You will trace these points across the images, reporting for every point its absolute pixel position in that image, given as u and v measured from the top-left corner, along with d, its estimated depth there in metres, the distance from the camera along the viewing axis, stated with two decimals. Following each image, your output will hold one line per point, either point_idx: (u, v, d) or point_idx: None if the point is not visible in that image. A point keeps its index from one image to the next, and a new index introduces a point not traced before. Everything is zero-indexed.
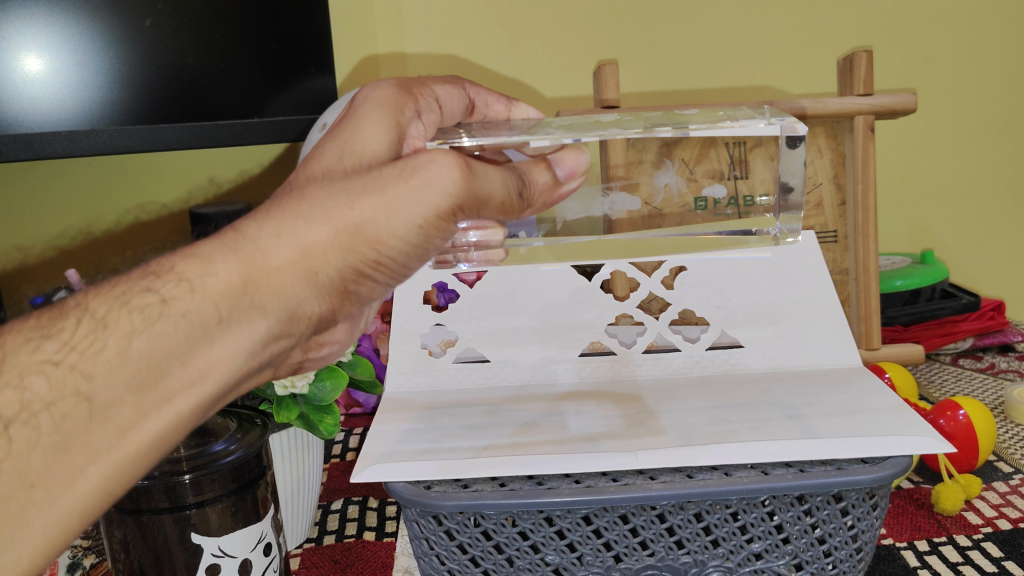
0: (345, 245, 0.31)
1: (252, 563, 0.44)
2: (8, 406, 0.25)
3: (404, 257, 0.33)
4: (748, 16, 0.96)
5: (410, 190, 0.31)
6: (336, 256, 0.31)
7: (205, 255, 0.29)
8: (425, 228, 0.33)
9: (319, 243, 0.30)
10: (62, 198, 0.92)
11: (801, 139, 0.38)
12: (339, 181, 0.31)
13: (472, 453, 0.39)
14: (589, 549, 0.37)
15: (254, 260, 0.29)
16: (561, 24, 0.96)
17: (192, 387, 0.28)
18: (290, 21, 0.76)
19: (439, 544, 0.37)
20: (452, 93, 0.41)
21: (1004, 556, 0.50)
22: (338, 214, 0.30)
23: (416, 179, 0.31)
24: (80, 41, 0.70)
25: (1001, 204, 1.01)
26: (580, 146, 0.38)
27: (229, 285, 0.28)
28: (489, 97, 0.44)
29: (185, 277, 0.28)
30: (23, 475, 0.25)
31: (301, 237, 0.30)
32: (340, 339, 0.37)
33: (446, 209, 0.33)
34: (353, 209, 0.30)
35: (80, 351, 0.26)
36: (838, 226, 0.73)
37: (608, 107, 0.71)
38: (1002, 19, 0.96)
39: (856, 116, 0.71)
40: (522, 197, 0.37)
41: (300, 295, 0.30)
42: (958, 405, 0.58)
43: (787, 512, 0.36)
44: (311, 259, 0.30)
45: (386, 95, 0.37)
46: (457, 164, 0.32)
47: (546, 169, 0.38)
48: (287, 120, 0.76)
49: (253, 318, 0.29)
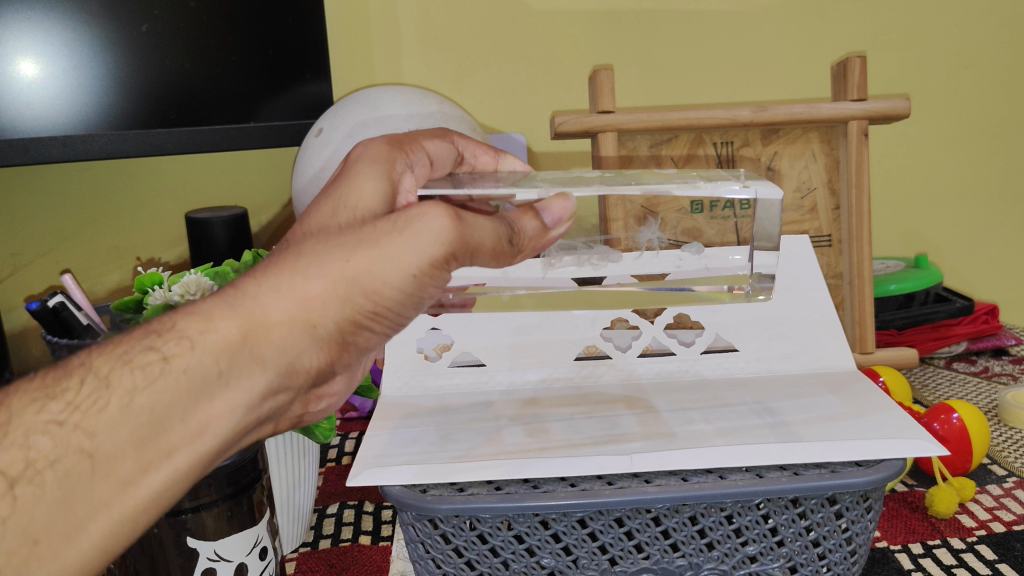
0: (342, 297, 0.32)
1: (248, 565, 0.44)
2: (14, 464, 0.26)
3: (401, 307, 0.34)
4: (742, 22, 0.96)
5: (403, 242, 0.33)
6: (334, 308, 0.32)
7: (204, 312, 0.30)
8: (418, 278, 0.33)
9: (317, 297, 0.31)
10: (58, 210, 0.91)
11: (775, 202, 0.40)
12: (335, 237, 0.33)
13: (468, 454, 0.40)
14: (585, 552, 0.36)
15: (253, 313, 0.30)
16: (557, 30, 0.96)
17: (192, 442, 0.29)
18: (286, 26, 0.77)
19: (434, 547, 0.37)
20: (439, 146, 0.42)
21: (998, 559, 0.50)
22: (335, 268, 0.32)
23: (409, 232, 0.33)
24: (76, 45, 0.69)
25: (994, 207, 1.02)
26: (565, 191, 0.38)
27: (229, 338, 0.30)
28: (478, 150, 0.46)
29: (185, 335, 0.30)
30: (28, 530, 0.26)
31: (298, 292, 0.31)
32: (340, 391, 0.39)
33: (441, 261, 0.34)
34: (348, 263, 0.32)
35: (84, 411, 0.28)
36: (832, 231, 0.74)
37: (604, 112, 0.71)
38: (994, 25, 0.97)
39: (850, 121, 0.72)
40: (512, 243, 0.37)
41: (298, 348, 0.31)
42: (951, 408, 0.59)
43: (782, 514, 0.37)
44: (309, 313, 0.31)
45: (378, 150, 0.38)
46: (448, 215, 0.33)
47: (531, 215, 0.37)
48: (284, 125, 0.78)
49: (252, 372, 0.30)
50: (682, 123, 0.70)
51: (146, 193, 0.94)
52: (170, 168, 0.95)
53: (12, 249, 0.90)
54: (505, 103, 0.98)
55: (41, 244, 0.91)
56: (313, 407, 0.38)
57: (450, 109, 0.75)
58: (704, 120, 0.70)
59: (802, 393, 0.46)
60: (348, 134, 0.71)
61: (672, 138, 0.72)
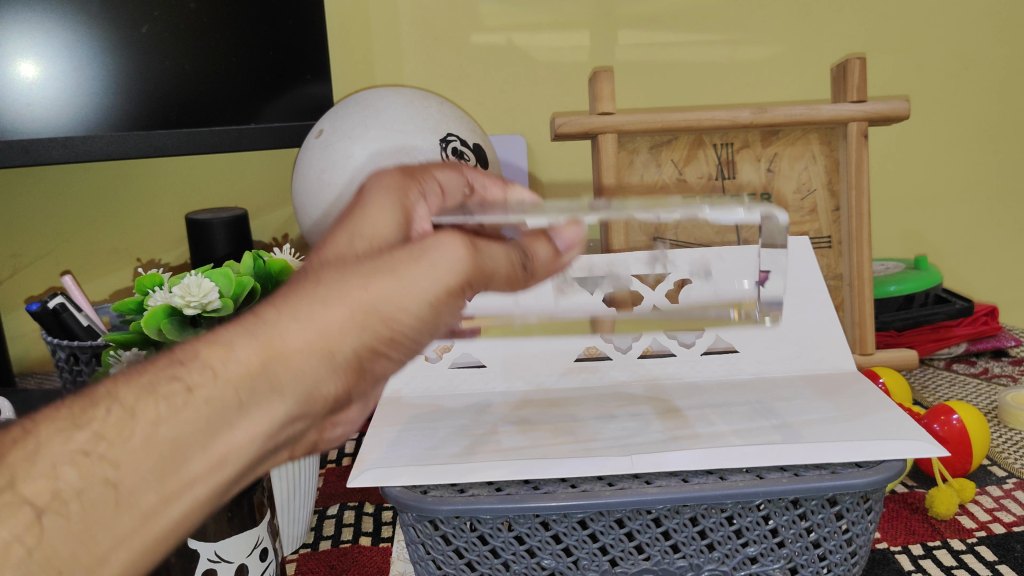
0: (363, 324, 0.29)
1: (249, 567, 0.44)
2: (40, 494, 0.24)
3: (420, 335, 0.31)
4: (741, 24, 0.97)
5: (422, 270, 0.31)
6: (355, 336, 0.29)
7: (224, 339, 0.27)
8: (436, 304, 0.32)
9: (337, 325, 0.28)
10: (58, 211, 0.91)
11: (778, 220, 0.39)
12: (354, 262, 0.31)
13: (466, 455, 0.40)
14: (585, 554, 0.36)
15: (269, 342, 0.27)
16: (557, 31, 0.96)
17: (213, 474, 0.26)
18: (286, 28, 0.77)
19: (435, 548, 0.37)
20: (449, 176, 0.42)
21: (997, 560, 0.50)
22: (355, 294, 0.29)
23: (426, 260, 0.31)
24: (76, 47, 0.70)
25: (994, 209, 1.02)
26: (578, 217, 0.38)
27: (246, 369, 0.26)
28: (486, 180, 0.44)
29: (207, 362, 0.26)
30: (51, 561, 0.24)
31: (319, 320, 0.28)
32: (352, 418, 0.35)
33: (456, 286, 0.32)
34: (368, 290, 0.29)
35: (110, 439, 0.25)
36: (832, 232, 0.74)
37: (604, 114, 0.71)
38: (993, 27, 0.97)
39: (850, 123, 0.72)
40: (525, 268, 0.38)
41: (321, 378, 0.28)
42: (951, 410, 0.59)
43: (782, 515, 0.37)
44: (330, 341, 0.28)
45: (391, 183, 0.38)
46: (465, 243, 0.33)
47: (546, 241, 0.39)
48: (283, 126, 0.78)
49: (273, 402, 0.27)
50: (682, 125, 0.70)
51: (145, 194, 0.94)
52: (169, 169, 0.95)
53: (12, 249, 0.91)
54: (505, 104, 0.98)
55: (41, 244, 0.92)
56: (326, 434, 0.35)
57: (450, 110, 0.75)
58: (704, 121, 0.70)
59: (801, 395, 0.46)
60: (347, 136, 0.71)
61: (673, 140, 0.72)
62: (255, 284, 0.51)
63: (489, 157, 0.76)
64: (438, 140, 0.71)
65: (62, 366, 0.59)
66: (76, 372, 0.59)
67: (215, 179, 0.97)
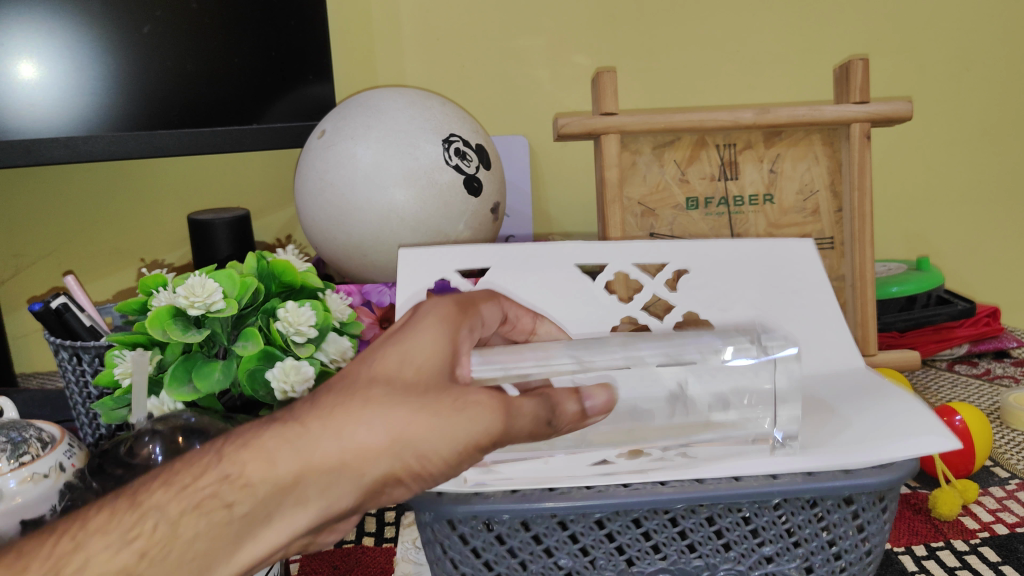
0: (393, 455, 0.29)
1: (253, 566, 0.43)
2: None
3: (444, 477, 0.31)
4: (743, 24, 0.97)
5: (459, 417, 0.31)
6: (382, 463, 0.29)
7: (266, 450, 0.29)
8: (464, 453, 0.31)
9: (369, 450, 0.29)
10: (59, 211, 0.92)
11: None
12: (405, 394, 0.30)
13: (482, 479, 0.37)
14: (602, 553, 0.37)
15: (309, 454, 0.29)
16: (559, 32, 0.96)
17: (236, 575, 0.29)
18: (288, 28, 0.77)
19: (452, 549, 0.37)
20: (495, 310, 0.44)
21: (1001, 561, 0.50)
22: (395, 425, 0.29)
23: (465, 409, 0.31)
24: (78, 47, 0.71)
25: (996, 210, 1.02)
26: (608, 385, 0.42)
27: (286, 479, 0.28)
28: (520, 311, 0.47)
29: (247, 471, 0.29)
30: None
31: (354, 441, 0.29)
32: None
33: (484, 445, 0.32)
34: (407, 425, 0.30)
35: (154, 548, 0.28)
36: (835, 233, 0.74)
37: (607, 114, 0.70)
38: (995, 28, 0.97)
39: (852, 124, 0.72)
40: (554, 423, 0.39)
41: (344, 495, 0.29)
42: (954, 411, 0.59)
43: (798, 514, 0.37)
44: (359, 463, 0.29)
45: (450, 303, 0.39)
46: (500, 410, 0.32)
47: (576, 400, 0.40)
48: (284, 126, 0.77)
49: (295, 512, 0.29)
50: (685, 126, 0.70)
51: (147, 194, 0.94)
52: (171, 169, 0.95)
53: (14, 248, 0.91)
54: (507, 105, 0.98)
55: (43, 244, 0.92)
56: None
57: (452, 110, 0.75)
58: (707, 122, 0.70)
59: (815, 407, 0.45)
60: (349, 137, 0.71)
61: (675, 141, 0.72)
62: (258, 284, 0.50)
63: (492, 158, 0.76)
64: (442, 141, 0.71)
65: (66, 367, 0.59)
66: (80, 373, 0.59)
67: (217, 179, 0.97)
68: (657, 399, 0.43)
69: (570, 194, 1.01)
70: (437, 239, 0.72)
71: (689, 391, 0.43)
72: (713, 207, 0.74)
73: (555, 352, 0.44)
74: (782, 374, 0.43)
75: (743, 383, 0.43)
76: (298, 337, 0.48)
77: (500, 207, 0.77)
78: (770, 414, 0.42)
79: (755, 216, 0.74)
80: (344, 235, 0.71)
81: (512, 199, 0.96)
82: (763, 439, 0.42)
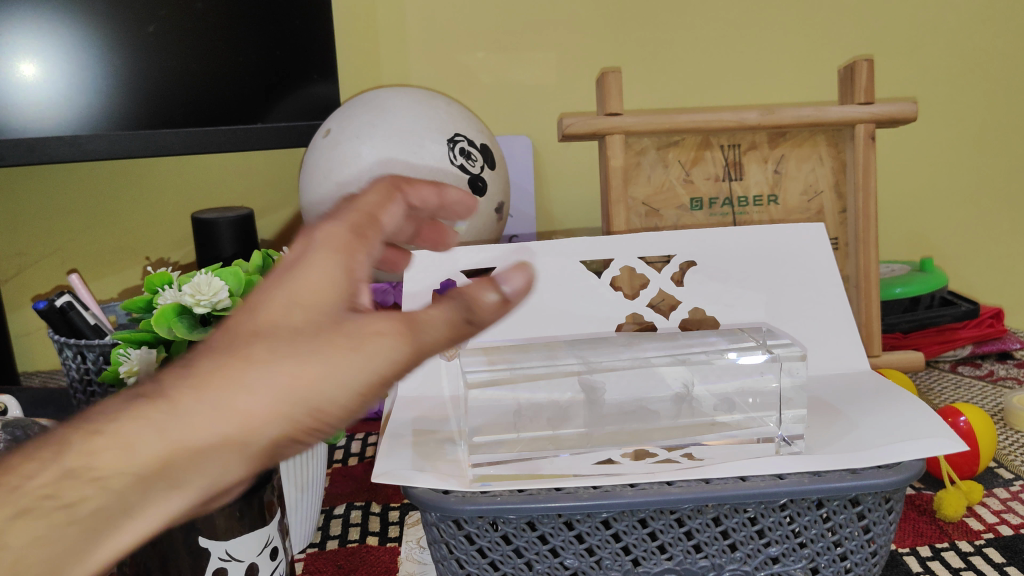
0: (284, 415, 0.26)
1: (259, 565, 0.41)
2: None
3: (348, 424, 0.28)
4: (747, 25, 0.97)
5: (360, 357, 0.27)
6: (270, 428, 0.26)
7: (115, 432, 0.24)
8: (377, 390, 0.28)
9: (255, 415, 0.25)
10: (62, 210, 0.92)
11: None
12: (287, 344, 0.26)
13: (487, 481, 0.38)
14: (608, 553, 0.36)
15: (174, 436, 0.24)
16: (563, 32, 0.96)
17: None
18: (293, 28, 0.77)
19: (459, 548, 0.37)
20: (394, 214, 0.34)
21: (1006, 562, 0.50)
22: (282, 384, 0.26)
23: (365, 348, 0.27)
24: (81, 44, 0.70)
25: (999, 211, 1.02)
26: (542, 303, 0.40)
27: (148, 467, 0.24)
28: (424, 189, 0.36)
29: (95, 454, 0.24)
30: None
31: (234, 407, 0.25)
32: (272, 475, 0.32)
33: (400, 379, 0.28)
34: (297, 378, 0.26)
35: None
36: (838, 233, 0.74)
37: (612, 115, 0.70)
38: (998, 31, 0.97)
39: (857, 125, 0.72)
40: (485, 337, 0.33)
41: (229, 470, 0.26)
42: (958, 412, 0.59)
43: (805, 515, 0.37)
44: (242, 431, 0.25)
45: (334, 237, 0.30)
46: (404, 340, 0.28)
47: (491, 285, 0.29)
48: (289, 126, 0.77)
49: (168, 495, 0.25)
50: (690, 126, 0.70)
51: (150, 193, 0.94)
52: (174, 168, 0.95)
53: (17, 246, 0.91)
54: (511, 104, 0.98)
55: (45, 242, 0.92)
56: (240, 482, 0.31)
57: (458, 110, 0.75)
58: (712, 123, 0.70)
59: (821, 408, 0.45)
60: (355, 136, 0.71)
61: (680, 141, 0.72)
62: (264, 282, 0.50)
63: (496, 158, 0.76)
64: (446, 140, 0.71)
65: (70, 365, 0.59)
66: (84, 371, 0.59)
67: (220, 179, 0.97)
68: (663, 399, 0.43)
69: (573, 194, 1.01)
70: None
71: (695, 391, 0.43)
72: (718, 208, 0.74)
73: (561, 353, 0.44)
74: (786, 375, 0.43)
75: (748, 384, 0.43)
76: None
77: (503, 207, 0.77)
78: (774, 413, 0.42)
79: (759, 217, 0.74)
80: None
81: (516, 199, 0.96)
82: (768, 439, 0.42)
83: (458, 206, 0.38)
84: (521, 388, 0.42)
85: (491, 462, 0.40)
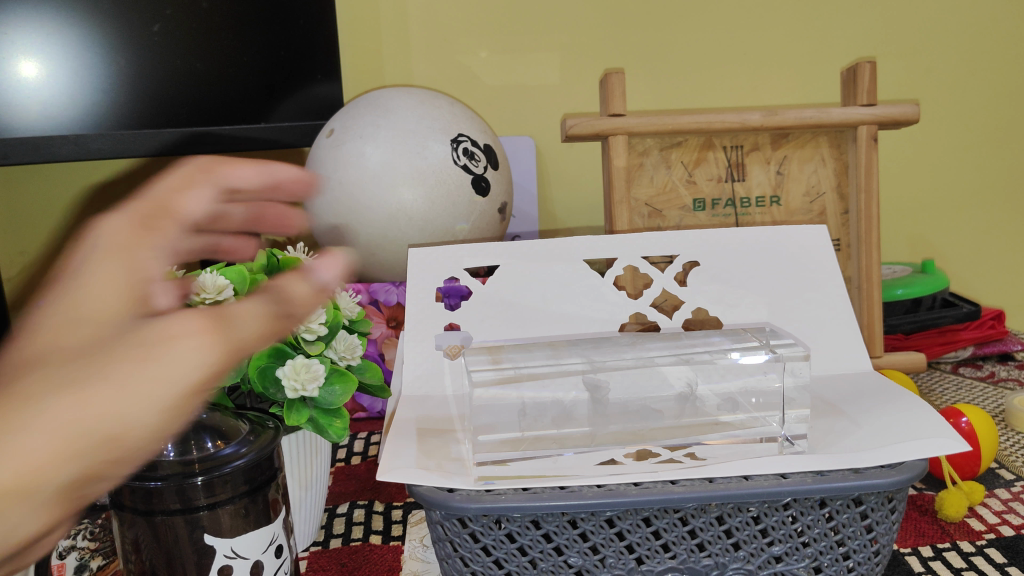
0: (73, 454, 0.20)
1: (264, 564, 0.41)
2: None
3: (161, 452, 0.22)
4: (749, 27, 0.97)
5: (154, 368, 0.22)
6: (56, 473, 0.20)
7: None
8: (190, 402, 0.23)
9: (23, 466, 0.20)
10: None
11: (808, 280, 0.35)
12: (56, 373, 0.21)
13: (491, 479, 0.38)
14: (612, 552, 0.37)
15: None
16: (566, 33, 0.96)
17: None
18: (298, 27, 0.77)
19: (463, 546, 0.37)
20: (196, 196, 0.29)
21: (1007, 562, 0.51)
22: (51, 420, 0.20)
23: (158, 356, 0.22)
24: (86, 44, 0.71)
25: (1000, 213, 1.03)
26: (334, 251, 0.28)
27: None
28: (241, 165, 0.31)
29: None
30: None
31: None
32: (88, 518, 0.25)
33: (222, 381, 0.23)
34: (69, 410, 0.21)
35: None
36: (841, 234, 0.74)
37: (615, 115, 0.70)
38: (1000, 33, 0.98)
39: (859, 126, 0.72)
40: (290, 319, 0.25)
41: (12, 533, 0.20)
42: (960, 413, 0.60)
43: (809, 514, 0.37)
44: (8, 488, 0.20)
45: (122, 241, 0.27)
46: (213, 336, 0.23)
47: (301, 277, 0.26)
48: (292, 126, 0.77)
49: None
50: (693, 127, 0.70)
51: None
52: None
53: None
54: (513, 105, 0.98)
55: None
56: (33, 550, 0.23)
57: (461, 110, 0.75)
58: (714, 124, 0.70)
59: (823, 408, 0.46)
60: (358, 136, 0.71)
61: (682, 142, 0.73)
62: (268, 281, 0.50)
63: (500, 158, 0.76)
64: (450, 140, 0.72)
65: None
66: None
67: None
68: (666, 399, 0.43)
69: (576, 195, 1.01)
70: (444, 238, 0.72)
71: (698, 391, 0.43)
72: (720, 208, 0.74)
73: (565, 352, 0.45)
74: (789, 375, 0.43)
75: (750, 383, 0.43)
76: (308, 335, 0.48)
77: (507, 208, 0.77)
78: (778, 413, 0.43)
79: (761, 218, 0.74)
80: (351, 233, 0.71)
81: (518, 200, 0.96)
82: (771, 438, 0.42)
83: (293, 186, 0.34)
84: (525, 387, 0.42)
85: (495, 460, 0.40)
